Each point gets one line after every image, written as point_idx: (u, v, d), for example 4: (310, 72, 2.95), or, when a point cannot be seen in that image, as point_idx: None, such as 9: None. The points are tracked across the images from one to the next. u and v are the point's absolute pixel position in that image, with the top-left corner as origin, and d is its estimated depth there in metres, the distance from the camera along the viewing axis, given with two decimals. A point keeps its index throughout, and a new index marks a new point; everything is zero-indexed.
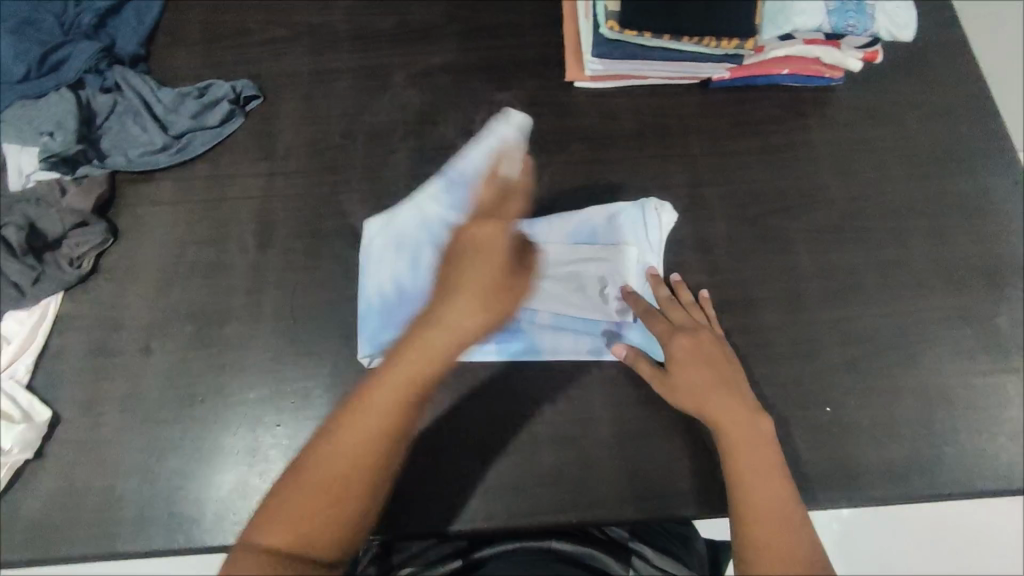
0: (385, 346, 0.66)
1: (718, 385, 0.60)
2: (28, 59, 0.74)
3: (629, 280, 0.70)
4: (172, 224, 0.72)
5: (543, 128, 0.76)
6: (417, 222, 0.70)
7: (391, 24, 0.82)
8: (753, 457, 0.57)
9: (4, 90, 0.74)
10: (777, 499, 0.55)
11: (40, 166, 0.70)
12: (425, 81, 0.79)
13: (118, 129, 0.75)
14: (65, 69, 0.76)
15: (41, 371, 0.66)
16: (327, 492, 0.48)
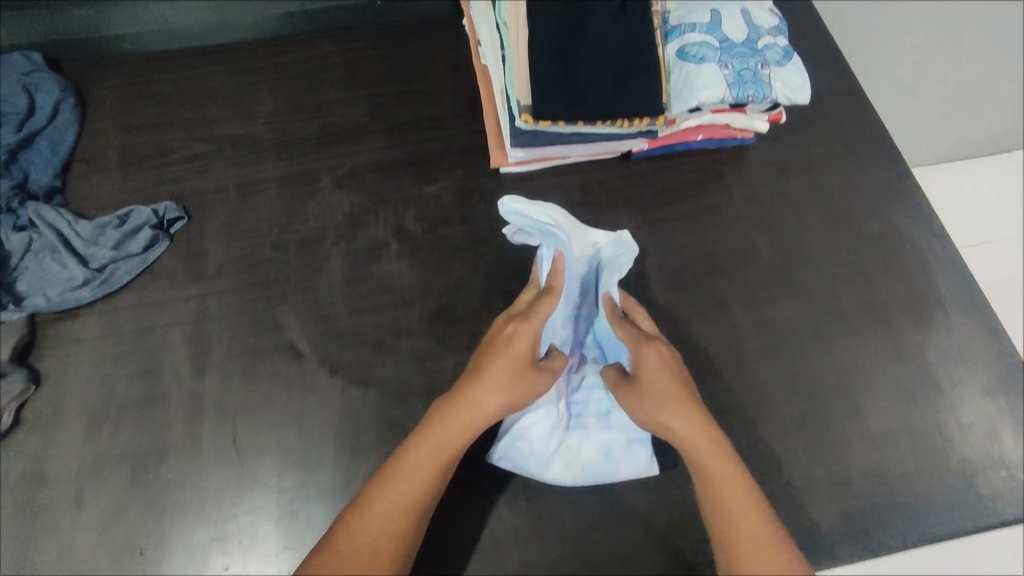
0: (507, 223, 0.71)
1: (681, 398, 0.59)
2: None
3: (612, 459, 0.65)
4: (97, 360, 0.69)
5: (473, 216, 0.77)
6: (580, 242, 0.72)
7: (314, 129, 0.83)
8: (717, 464, 0.56)
9: None
10: (754, 510, 0.54)
11: None
12: (352, 183, 0.79)
13: (36, 266, 0.72)
14: None
15: None
16: (401, 498, 0.55)
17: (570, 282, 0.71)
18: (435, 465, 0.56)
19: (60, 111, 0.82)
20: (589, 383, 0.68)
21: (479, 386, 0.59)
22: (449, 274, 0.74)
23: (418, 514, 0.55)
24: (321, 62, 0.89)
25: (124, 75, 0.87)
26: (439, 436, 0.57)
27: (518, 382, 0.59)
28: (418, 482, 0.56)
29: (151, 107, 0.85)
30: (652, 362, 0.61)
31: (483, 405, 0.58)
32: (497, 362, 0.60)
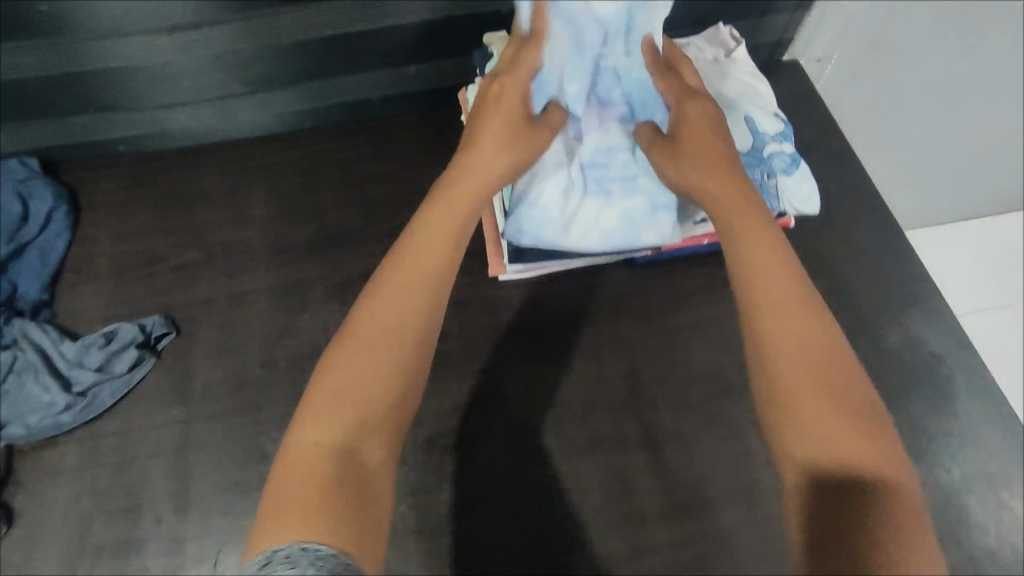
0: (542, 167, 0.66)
1: (802, 312, 0.49)
2: None
3: (639, 228, 0.68)
4: (77, 496, 0.66)
5: (470, 329, 0.74)
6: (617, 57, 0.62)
7: (307, 234, 0.81)
8: (793, 340, 0.48)
9: None
10: (849, 372, 0.47)
11: None
12: (346, 294, 0.78)
13: (16, 390, 0.69)
14: None
15: None
16: (383, 320, 0.51)
17: (608, 108, 0.66)
18: (417, 319, 0.52)
19: (54, 220, 0.81)
20: (614, 146, 0.66)
21: (464, 172, 0.58)
22: (445, 394, 0.71)
23: (415, 318, 0.52)
24: (315, 162, 0.87)
25: (117, 179, 0.86)
26: (417, 265, 0.54)
27: (511, 135, 0.59)
28: (397, 309, 0.52)
29: (143, 212, 0.83)
30: (738, 238, 0.53)
31: (475, 174, 0.58)
32: (489, 124, 0.59)
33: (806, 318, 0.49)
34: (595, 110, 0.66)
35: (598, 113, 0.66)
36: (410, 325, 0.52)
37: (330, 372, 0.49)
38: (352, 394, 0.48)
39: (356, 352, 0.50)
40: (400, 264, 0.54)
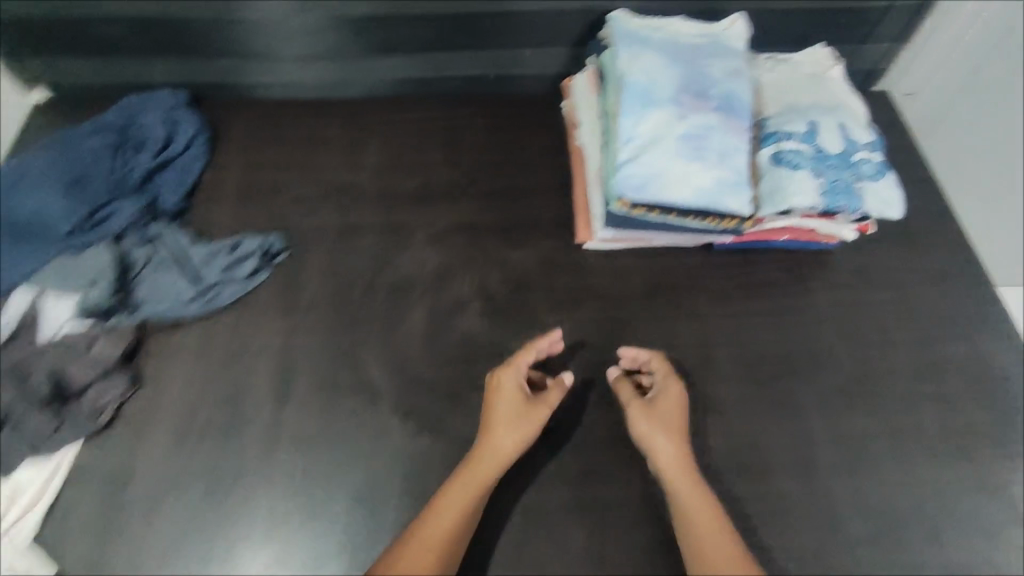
0: (638, 112, 0.73)
1: (716, 524, 0.62)
2: (78, 216, 0.80)
3: (723, 195, 0.71)
4: (193, 375, 0.73)
5: (556, 285, 0.81)
6: (703, 63, 0.76)
7: (414, 185, 0.89)
8: (705, 533, 0.62)
9: (52, 243, 0.79)
10: (727, 540, 0.61)
11: (77, 317, 0.73)
12: (444, 239, 0.84)
13: (151, 280, 0.78)
14: (111, 223, 0.81)
15: (49, 526, 0.66)
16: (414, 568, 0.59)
17: (699, 84, 0.75)
18: (444, 555, 0.60)
19: (194, 144, 0.91)
20: (707, 125, 0.72)
21: (480, 450, 0.65)
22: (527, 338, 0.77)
23: (441, 566, 0.60)
24: (427, 124, 0.96)
25: (251, 117, 0.96)
26: (454, 509, 0.62)
27: (521, 422, 0.66)
28: (425, 550, 0.60)
29: (272, 147, 0.93)
30: (661, 449, 0.66)
31: (492, 450, 0.65)
32: (498, 416, 0.66)
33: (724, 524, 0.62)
34: (694, 99, 0.74)
35: (695, 94, 0.74)
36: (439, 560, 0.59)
37: None
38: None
39: None
40: (414, 534, 0.61)
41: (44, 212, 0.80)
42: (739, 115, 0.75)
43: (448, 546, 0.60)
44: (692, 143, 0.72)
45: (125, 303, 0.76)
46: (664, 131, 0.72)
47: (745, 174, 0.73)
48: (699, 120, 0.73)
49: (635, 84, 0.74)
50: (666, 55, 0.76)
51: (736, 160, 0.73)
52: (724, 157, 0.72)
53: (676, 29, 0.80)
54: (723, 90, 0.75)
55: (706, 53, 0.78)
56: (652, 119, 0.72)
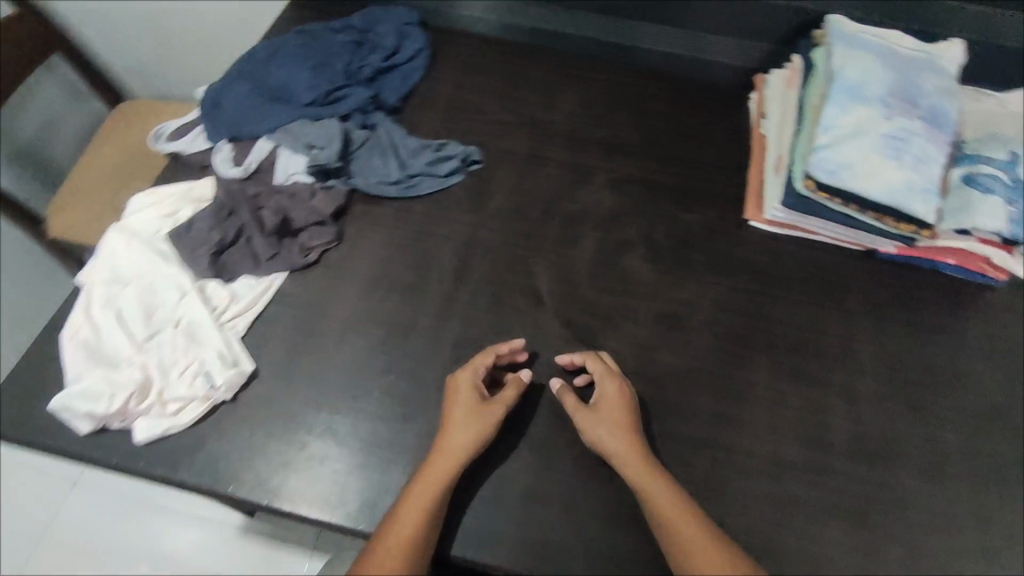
0: (844, 104, 0.77)
1: (691, 525, 0.62)
2: (319, 90, 0.92)
3: (911, 198, 0.75)
4: (388, 242, 0.84)
5: (716, 251, 0.86)
6: (917, 74, 0.79)
7: (600, 135, 0.97)
8: (681, 523, 0.62)
9: (293, 106, 0.91)
10: (705, 530, 0.62)
11: (306, 171, 0.86)
12: (620, 187, 0.92)
13: (366, 157, 0.89)
14: (342, 103, 0.93)
15: (255, 331, 0.76)
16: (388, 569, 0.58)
17: (910, 92, 0.78)
18: (414, 549, 0.60)
19: (417, 58, 1.03)
20: (910, 130, 0.76)
21: (434, 452, 0.66)
22: (681, 289, 0.83)
23: (417, 546, 0.60)
24: (620, 86, 1.03)
25: (466, 45, 1.07)
26: (418, 500, 0.62)
27: (468, 419, 0.67)
28: (395, 544, 0.60)
29: (480, 75, 1.03)
30: (619, 457, 0.66)
31: (446, 447, 0.65)
32: (453, 414, 0.68)
33: (681, 512, 0.63)
34: (902, 104, 0.77)
35: (904, 99, 0.77)
36: (411, 552, 0.59)
37: None
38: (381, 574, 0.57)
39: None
40: (379, 536, 0.60)
41: (291, 82, 0.93)
42: (943, 128, 0.77)
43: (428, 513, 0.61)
44: (891, 143, 0.75)
45: (343, 170, 0.87)
46: (868, 126, 0.76)
47: (936, 183, 0.75)
48: (903, 123, 0.76)
49: (847, 78, 0.78)
50: (882, 59, 0.80)
51: (931, 168, 0.75)
52: (920, 163, 0.75)
53: (895, 38, 0.83)
54: (931, 102, 0.78)
55: (921, 65, 0.80)
56: (857, 113, 0.76)
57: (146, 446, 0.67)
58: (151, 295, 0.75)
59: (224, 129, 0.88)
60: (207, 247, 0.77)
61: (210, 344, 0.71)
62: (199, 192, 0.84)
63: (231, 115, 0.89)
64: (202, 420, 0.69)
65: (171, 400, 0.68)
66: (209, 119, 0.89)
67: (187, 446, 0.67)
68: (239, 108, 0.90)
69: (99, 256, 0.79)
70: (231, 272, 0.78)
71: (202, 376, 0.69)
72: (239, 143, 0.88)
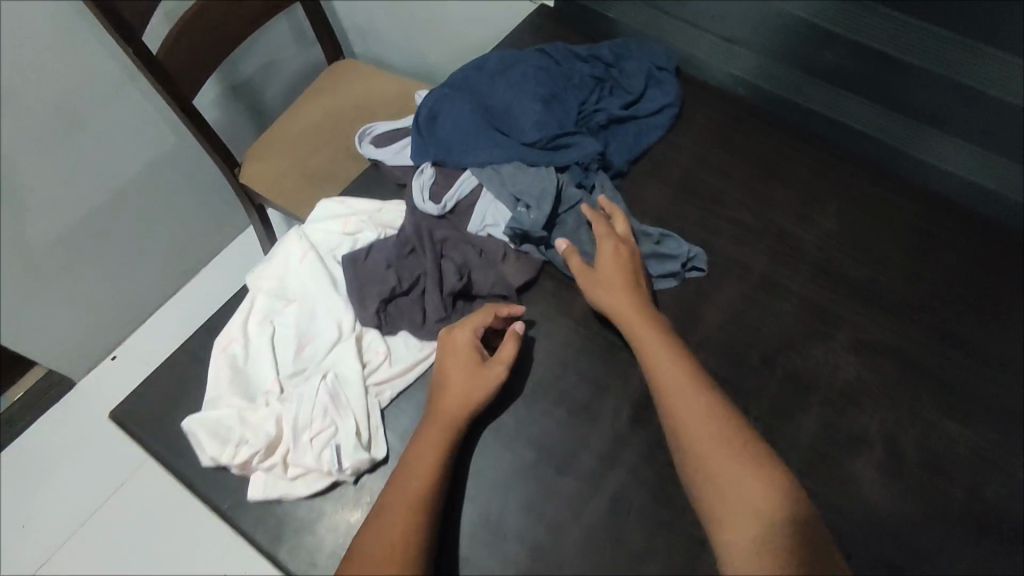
0: None
1: (704, 415, 0.60)
2: (544, 132, 0.78)
3: None
4: (567, 341, 0.71)
5: (986, 493, 0.63)
6: None
7: (861, 275, 0.76)
8: (684, 399, 0.61)
9: (510, 143, 0.78)
10: (720, 418, 0.60)
11: (503, 229, 0.74)
12: (872, 357, 0.70)
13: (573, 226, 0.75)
14: (564, 153, 0.79)
15: (398, 403, 0.67)
16: (405, 504, 0.56)
17: None
18: (430, 478, 0.58)
19: (660, 113, 0.86)
20: None
21: (440, 388, 0.64)
22: (924, 533, 0.61)
23: (434, 483, 0.58)
24: (909, 215, 0.80)
25: (719, 112, 0.89)
26: (435, 434, 0.60)
27: (474, 375, 0.63)
28: (415, 476, 0.58)
29: (728, 154, 0.85)
30: (620, 302, 0.68)
31: (448, 386, 0.63)
32: (450, 364, 0.64)
33: (731, 459, 0.58)
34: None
35: None
36: (428, 486, 0.57)
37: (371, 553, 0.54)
38: (407, 514, 0.56)
39: (387, 519, 0.56)
40: (399, 470, 0.59)
41: (516, 114, 0.80)
42: None
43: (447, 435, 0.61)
44: None
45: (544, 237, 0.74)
46: None
47: None
48: None
49: None
50: None
51: None
52: None
53: None
54: None
55: None
56: None
57: (256, 503, 0.60)
58: (309, 325, 0.69)
59: (431, 151, 0.78)
60: (378, 291, 0.69)
61: (350, 413, 0.62)
62: (388, 217, 0.76)
63: (443, 138, 0.79)
64: (316, 497, 0.61)
65: (294, 465, 0.60)
66: (420, 133, 0.80)
67: (293, 519, 0.60)
68: (454, 130, 0.79)
69: (274, 259, 0.73)
70: (393, 324, 0.69)
71: (332, 450, 0.60)
72: (442, 171, 0.78)
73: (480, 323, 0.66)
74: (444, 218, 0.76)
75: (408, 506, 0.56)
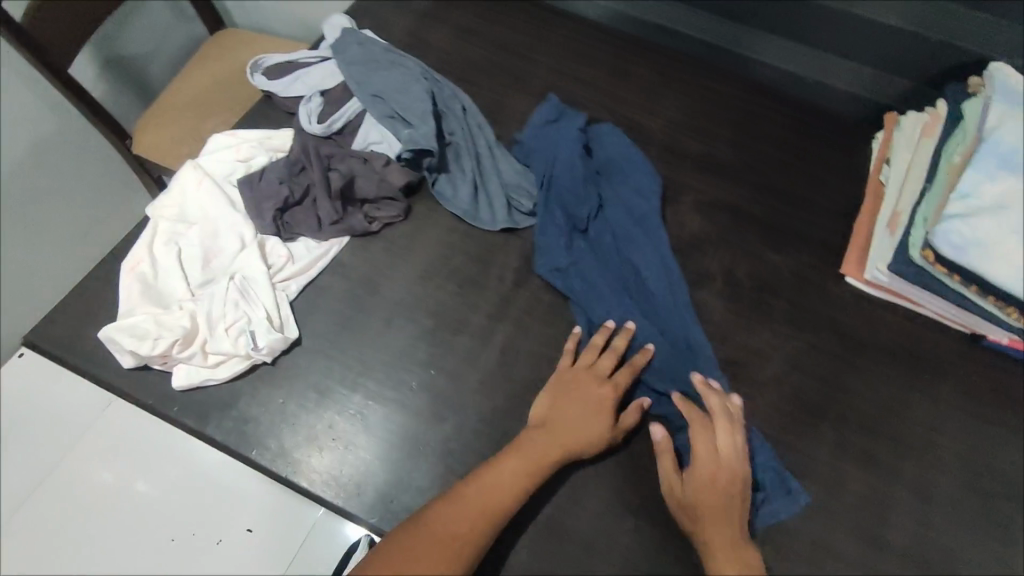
0: (991, 177, 0.67)
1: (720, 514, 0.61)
2: (442, 93, 0.85)
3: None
4: (451, 228, 0.80)
5: (800, 302, 0.78)
6: None
7: (698, 151, 0.89)
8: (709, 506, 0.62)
9: (409, 80, 0.83)
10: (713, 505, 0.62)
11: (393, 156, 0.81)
12: (709, 214, 0.84)
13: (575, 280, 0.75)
14: (454, 107, 0.85)
15: (305, 295, 0.74)
16: (478, 526, 0.59)
17: None
18: (507, 504, 0.60)
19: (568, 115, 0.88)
20: None
21: (559, 422, 0.65)
22: (752, 337, 0.75)
23: (509, 503, 0.60)
24: (730, 98, 0.94)
25: (575, 29, 1.00)
26: (526, 466, 0.62)
27: (594, 415, 0.66)
28: (495, 497, 0.60)
29: (585, 65, 0.96)
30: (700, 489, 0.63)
31: (567, 425, 0.65)
32: (571, 404, 0.66)
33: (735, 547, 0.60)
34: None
35: None
36: (514, 503, 0.60)
37: (417, 548, 0.57)
38: (473, 525, 0.59)
39: (447, 522, 0.58)
40: (481, 480, 0.61)
41: (420, 71, 0.86)
42: None
43: (535, 465, 0.62)
44: None
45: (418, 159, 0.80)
46: (1008, 198, 0.66)
47: None
48: None
49: (1000, 142, 0.68)
50: None
51: None
52: None
53: None
54: None
55: None
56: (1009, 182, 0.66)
57: (183, 392, 0.68)
58: (213, 240, 0.75)
59: (353, 84, 0.84)
60: (273, 202, 0.76)
61: (260, 305, 0.70)
62: (277, 141, 0.83)
63: (359, 73, 0.85)
64: (238, 378, 0.68)
65: (213, 352, 0.67)
66: (342, 68, 0.86)
67: (220, 399, 0.68)
68: (369, 68, 0.85)
69: (172, 187, 0.78)
70: (291, 232, 0.76)
71: (247, 335, 0.68)
72: (327, 100, 0.86)
73: (608, 369, 0.69)
74: (330, 138, 0.84)
75: (478, 528, 0.59)
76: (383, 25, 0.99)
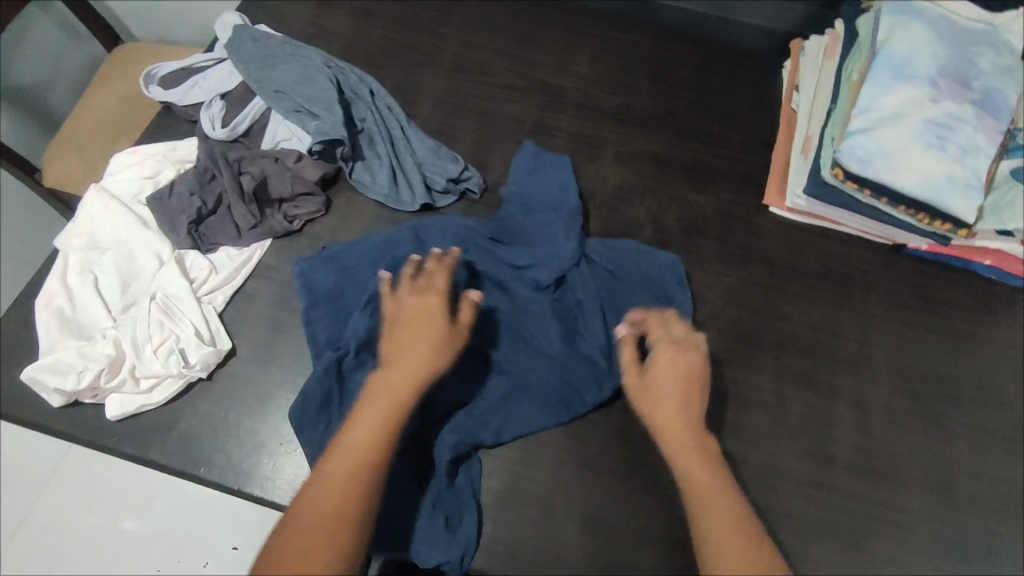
0: (887, 88, 0.68)
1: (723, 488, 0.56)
2: (348, 79, 0.83)
3: (960, 196, 0.66)
4: (376, 216, 0.80)
5: (728, 238, 0.80)
6: (972, 43, 0.69)
7: (614, 103, 0.89)
8: (703, 474, 0.56)
9: (310, 71, 0.81)
10: (716, 483, 0.56)
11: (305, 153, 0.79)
12: (631, 164, 0.84)
13: (550, 308, 0.71)
14: (363, 90, 0.83)
15: (234, 305, 0.73)
16: (336, 491, 0.51)
17: (960, 63, 0.68)
18: (364, 467, 0.53)
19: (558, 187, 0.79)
20: (961, 116, 0.66)
21: (398, 346, 0.59)
22: (685, 280, 0.77)
23: (368, 463, 0.53)
24: (639, 47, 0.94)
25: None
26: (383, 413, 0.55)
27: (424, 320, 0.60)
28: (354, 453, 0.53)
29: (492, 30, 0.94)
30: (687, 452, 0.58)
31: (404, 350, 0.58)
32: (410, 330, 0.59)
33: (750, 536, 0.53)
34: (955, 84, 0.67)
35: (947, 74, 0.68)
36: (364, 464, 0.52)
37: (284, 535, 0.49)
38: (337, 493, 0.51)
39: (314, 499, 0.51)
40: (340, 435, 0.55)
41: (323, 59, 0.84)
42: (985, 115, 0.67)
43: (392, 407, 0.56)
44: (934, 119, 0.66)
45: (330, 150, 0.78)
46: (901, 108, 0.68)
47: (987, 164, 0.66)
48: (952, 105, 0.67)
49: (892, 54, 0.69)
50: (939, 31, 0.69)
51: (972, 145, 0.66)
52: (968, 141, 0.66)
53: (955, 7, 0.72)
54: (979, 80, 0.68)
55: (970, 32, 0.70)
56: (903, 92, 0.68)
57: (120, 421, 0.66)
58: (129, 263, 0.72)
59: (253, 84, 0.82)
60: (185, 215, 0.73)
61: (186, 320, 0.68)
62: (181, 152, 0.81)
63: (257, 70, 0.82)
64: (176, 399, 0.67)
65: (145, 376, 0.66)
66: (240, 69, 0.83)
67: (160, 423, 0.67)
68: (267, 64, 0.82)
69: (79, 216, 0.75)
70: (210, 242, 0.75)
71: (176, 353, 0.66)
72: (229, 103, 0.83)
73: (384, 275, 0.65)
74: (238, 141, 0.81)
75: (342, 484, 0.51)
76: (279, 16, 0.95)
